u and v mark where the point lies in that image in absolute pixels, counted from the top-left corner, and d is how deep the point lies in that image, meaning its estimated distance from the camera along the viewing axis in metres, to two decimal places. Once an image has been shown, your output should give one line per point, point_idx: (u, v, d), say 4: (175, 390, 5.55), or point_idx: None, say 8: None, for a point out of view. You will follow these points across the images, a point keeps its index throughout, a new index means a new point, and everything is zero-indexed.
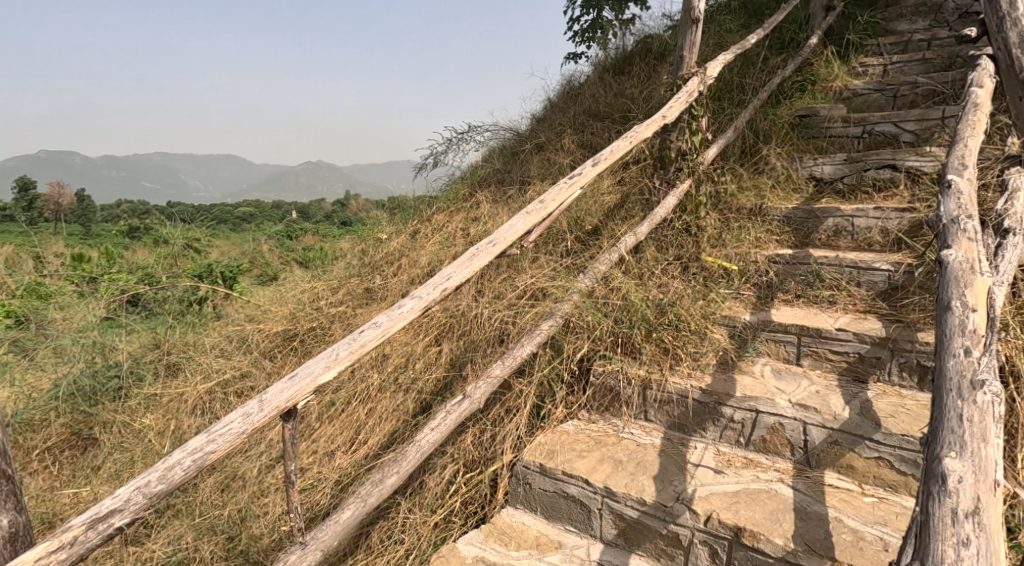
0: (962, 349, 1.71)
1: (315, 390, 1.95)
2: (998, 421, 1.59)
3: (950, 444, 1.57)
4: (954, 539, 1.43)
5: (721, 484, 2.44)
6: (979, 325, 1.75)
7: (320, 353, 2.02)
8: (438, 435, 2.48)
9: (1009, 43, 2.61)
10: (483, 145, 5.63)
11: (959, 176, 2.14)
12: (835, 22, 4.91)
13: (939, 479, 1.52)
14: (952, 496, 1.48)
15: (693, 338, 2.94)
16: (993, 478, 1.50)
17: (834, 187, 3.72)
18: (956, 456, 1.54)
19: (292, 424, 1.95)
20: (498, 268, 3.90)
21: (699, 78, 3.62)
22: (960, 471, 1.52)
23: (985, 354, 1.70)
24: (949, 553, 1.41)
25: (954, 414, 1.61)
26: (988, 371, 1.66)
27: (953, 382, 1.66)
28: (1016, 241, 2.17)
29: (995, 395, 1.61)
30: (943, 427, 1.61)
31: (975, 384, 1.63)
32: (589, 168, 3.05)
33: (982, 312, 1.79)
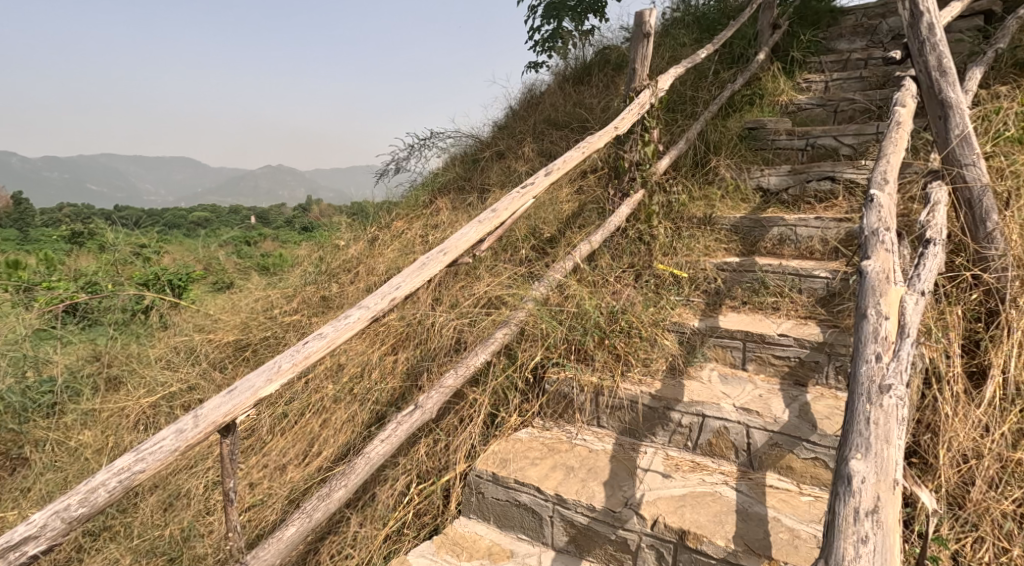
0: (873, 355, 1.81)
1: (256, 403, 1.93)
2: (901, 423, 1.68)
3: (857, 446, 1.65)
4: (855, 536, 1.51)
5: (669, 488, 2.50)
6: (890, 333, 1.85)
7: (261, 366, 1.99)
8: (388, 447, 2.46)
9: (929, 66, 2.75)
10: (444, 152, 5.64)
11: (881, 190, 2.25)
12: (780, 39, 5.12)
13: (846, 479, 1.60)
14: (855, 495, 1.57)
15: (644, 344, 3.01)
16: (892, 478, 1.59)
17: (779, 198, 3.86)
18: (862, 458, 1.62)
19: (230, 439, 1.92)
20: (454, 277, 3.92)
21: (651, 91, 3.72)
22: (864, 472, 1.60)
23: (894, 360, 1.79)
24: (850, 550, 1.50)
25: (862, 418, 1.70)
26: (896, 377, 1.76)
27: (864, 387, 1.75)
28: (936, 250, 2.30)
29: (900, 400, 1.71)
30: (853, 429, 1.69)
31: (883, 388, 1.72)
32: (541, 177, 3.09)
33: (894, 320, 1.89)
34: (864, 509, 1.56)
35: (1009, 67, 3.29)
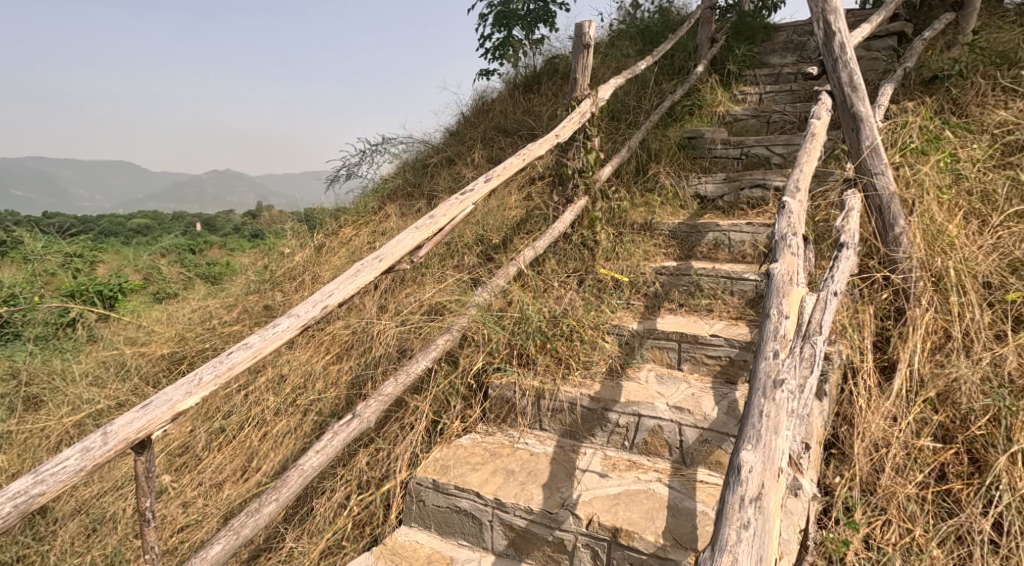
0: (772, 352, 1.90)
1: (173, 418, 1.88)
2: (790, 416, 1.78)
3: (749, 438, 1.73)
4: (739, 523, 1.58)
5: (605, 488, 2.55)
6: (789, 331, 1.96)
7: (180, 379, 1.94)
8: (324, 458, 2.40)
9: (841, 83, 2.87)
10: (397, 157, 5.60)
11: (792, 197, 2.36)
12: (718, 53, 5.32)
13: (735, 469, 1.67)
14: (743, 484, 1.64)
15: (584, 347, 3.07)
16: (777, 467, 1.68)
17: (715, 204, 4.00)
18: (751, 449, 1.70)
19: (145, 457, 1.87)
20: (400, 284, 3.90)
21: (591, 100, 3.78)
22: (752, 462, 1.68)
23: (789, 356, 1.90)
24: (733, 535, 1.57)
25: (756, 411, 1.78)
26: (789, 373, 1.86)
27: (760, 382, 1.83)
28: (848, 253, 2.44)
29: (790, 394, 1.80)
30: (746, 422, 1.77)
31: (777, 383, 1.81)
32: (481, 184, 3.07)
33: (793, 320, 2.01)
34: (750, 496, 1.63)
35: (917, 84, 3.49)
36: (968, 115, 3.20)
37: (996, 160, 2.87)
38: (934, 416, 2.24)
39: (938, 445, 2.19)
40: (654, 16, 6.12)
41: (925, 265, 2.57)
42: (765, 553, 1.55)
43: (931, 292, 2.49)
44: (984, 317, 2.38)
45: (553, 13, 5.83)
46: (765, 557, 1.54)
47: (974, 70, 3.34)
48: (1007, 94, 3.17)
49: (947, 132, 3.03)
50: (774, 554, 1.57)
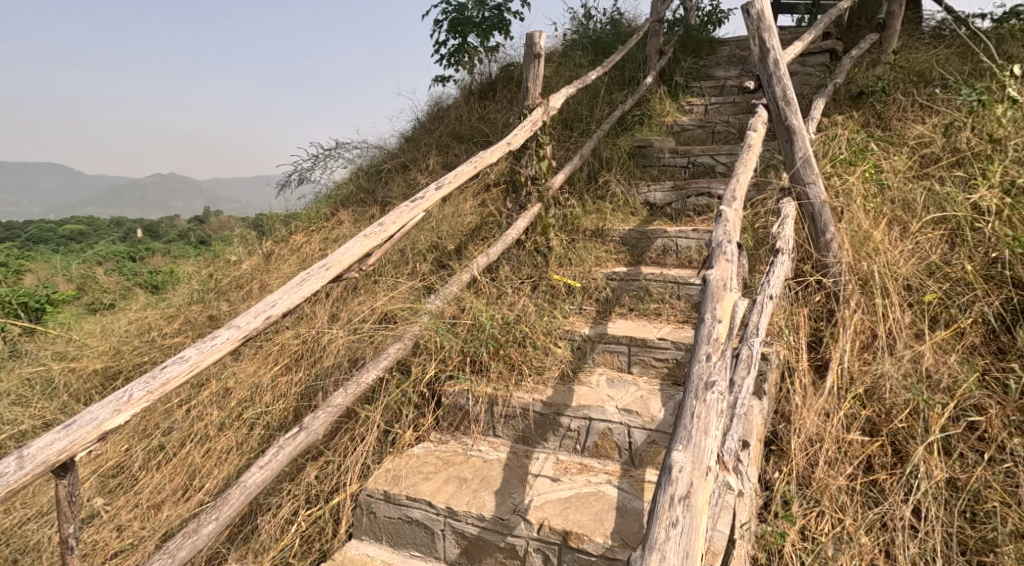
0: (704, 355, 1.96)
1: (100, 437, 1.80)
2: (720, 416, 1.83)
3: (680, 439, 1.77)
4: (667, 520, 1.60)
5: (556, 492, 2.56)
6: (721, 335, 2.02)
7: (107, 397, 1.87)
8: (267, 473, 2.35)
9: (776, 97, 2.94)
10: (351, 162, 5.51)
11: (729, 206, 2.45)
12: (666, 65, 5.46)
13: (666, 469, 1.70)
14: (673, 483, 1.67)
15: (537, 353, 3.10)
16: (706, 465, 1.71)
17: (664, 211, 4.08)
18: (682, 449, 1.74)
19: (68, 480, 1.78)
20: (353, 294, 3.86)
21: (542, 109, 3.74)
22: (683, 461, 1.72)
23: (720, 359, 1.96)
24: (662, 533, 1.59)
25: (688, 412, 1.83)
26: (719, 374, 1.92)
27: (693, 384, 1.89)
28: (784, 258, 2.53)
29: (720, 395, 1.86)
30: (678, 423, 1.81)
31: (708, 385, 1.87)
32: (432, 191, 3.04)
33: (727, 324, 2.07)
34: (679, 495, 1.66)
35: (846, 99, 3.67)
36: (890, 128, 3.36)
37: (914, 170, 3.02)
38: (862, 411, 2.35)
39: (866, 439, 2.29)
40: (607, 27, 6.23)
41: (853, 268, 2.69)
42: (691, 549, 1.57)
43: (858, 294, 2.61)
44: (905, 317, 2.50)
45: (508, 21, 5.87)
46: (691, 553, 1.56)
47: (896, 87, 3.53)
48: (926, 109, 3.35)
49: (871, 145, 3.19)
50: (700, 551, 1.59)
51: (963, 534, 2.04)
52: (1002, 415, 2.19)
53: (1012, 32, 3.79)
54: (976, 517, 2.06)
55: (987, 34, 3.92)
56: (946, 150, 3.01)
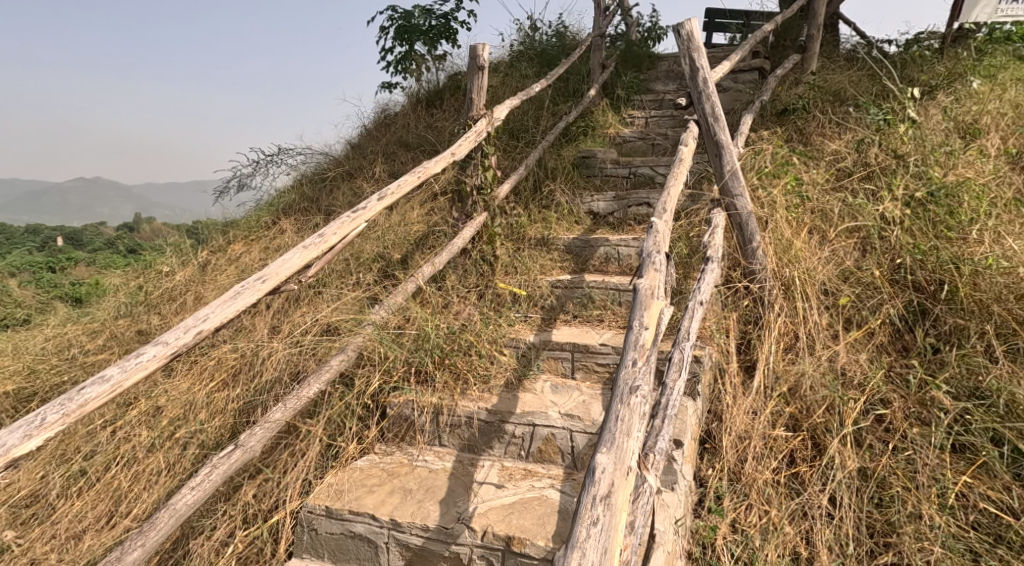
0: (630, 360, 2.05)
1: (9, 464, 1.75)
2: (642, 418, 1.90)
3: (604, 442, 1.83)
4: (588, 519, 1.66)
5: (500, 498, 2.60)
6: (647, 341, 2.11)
7: (17, 422, 1.80)
8: (198, 495, 2.31)
9: (706, 113, 3.08)
10: (294, 169, 5.42)
11: (660, 218, 2.57)
12: (609, 78, 5.62)
13: (590, 470, 1.76)
14: (595, 484, 1.73)
15: (483, 361, 3.15)
16: (627, 465, 1.78)
17: (607, 220, 4.20)
18: (606, 450, 1.80)
19: None
20: (296, 306, 3.82)
21: (486, 120, 3.69)
22: (605, 463, 1.77)
23: (645, 363, 2.05)
24: (582, 531, 1.64)
25: (613, 415, 1.90)
26: (643, 379, 2.01)
27: (618, 388, 1.96)
28: (713, 266, 2.66)
29: (644, 398, 1.93)
30: (603, 426, 1.88)
31: (632, 388, 1.95)
32: (374, 202, 2.99)
33: (653, 331, 2.16)
34: (601, 495, 1.72)
35: (773, 115, 3.87)
36: (811, 142, 3.58)
37: (831, 182, 3.23)
38: (786, 408, 2.49)
39: (789, 434, 2.44)
40: (552, 39, 6.35)
41: (776, 275, 2.86)
42: (610, 546, 1.63)
43: (781, 299, 2.77)
44: (823, 320, 2.68)
45: (454, 30, 5.92)
46: (610, 549, 1.62)
47: (815, 105, 3.76)
48: (841, 126, 3.58)
49: (794, 158, 3.39)
50: (619, 547, 1.66)
51: (872, 518, 2.20)
52: (905, 407, 2.37)
53: (916, 57, 4.09)
54: (882, 502, 2.22)
55: (895, 58, 4.20)
56: (859, 165, 3.24)
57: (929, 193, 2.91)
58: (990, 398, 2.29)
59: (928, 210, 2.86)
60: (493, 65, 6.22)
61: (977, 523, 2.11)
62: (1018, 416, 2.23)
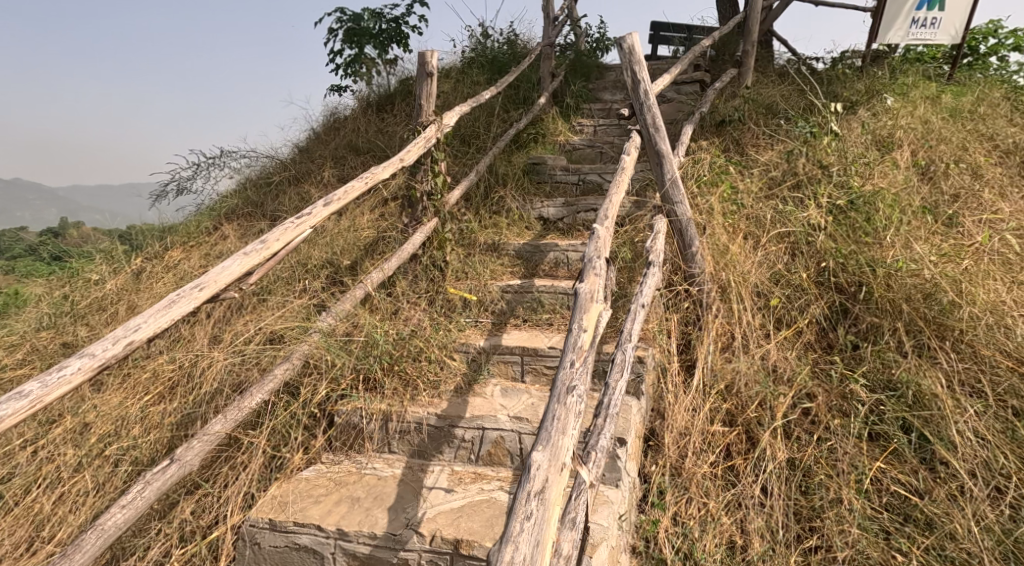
0: (568, 361, 2.13)
1: None
2: (578, 417, 1.98)
3: (541, 441, 1.90)
4: (523, 514, 1.72)
5: (449, 502, 2.61)
6: (585, 343, 2.19)
7: None
8: (129, 513, 2.26)
9: (648, 124, 3.18)
10: (238, 173, 5.33)
11: (601, 224, 2.66)
12: (559, 87, 5.73)
13: (526, 467, 1.82)
14: (531, 480, 1.79)
15: (433, 366, 3.18)
16: (562, 462, 1.85)
17: (557, 225, 4.29)
18: (542, 448, 1.87)
19: None
20: (238, 315, 3.76)
21: (436, 125, 3.71)
22: (541, 460, 1.84)
23: (583, 365, 2.13)
24: (516, 526, 1.69)
25: (549, 415, 1.98)
26: (580, 379, 2.09)
27: (556, 389, 2.04)
28: (654, 270, 2.77)
29: (581, 398, 2.02)
30: (540, 425, 1.95)
31: (569, 389, 2.03)
32: (320, 208, 2.88)
33: (591, 333, 2.25)
34: (536, 490, 1.78)
35: (712, 126, 4.04)
36: (747, 152, 3.77)
37: (765, 190, 3.40)
38: (723, 404, 2.62)
39: (727, 429, 2.56)
40: (503, 46, 6.43)
41: (714, 278, 2.99)
42: (542, 538, 1.70)
43: (719, 301, 2.91)
44: (756, 320, 2.82)
45: (405, 34, 5.93)
46: (542, 541, 1.68)
47: (750, 117, 3.96)
48: (773, 138, 3.79)
49: (730, 167, 3.56)
50: (551, 540, 1.72)
51: (799, 504, 2.34)
52: (829, 401, 2.53)
53: (840, 74, 4.36)
54: (807, 489, 2.36)
55: (822, 74, 4.46)
56: (790, 174, 3.43)
57: (850, 202, 3.13)
58: (900, 390, 2.49)
59: (849, 217, 3.07)
60: (444, 71, 6.26)
61: (889, 505, 2.28)
62: (924, 406, 2.43)
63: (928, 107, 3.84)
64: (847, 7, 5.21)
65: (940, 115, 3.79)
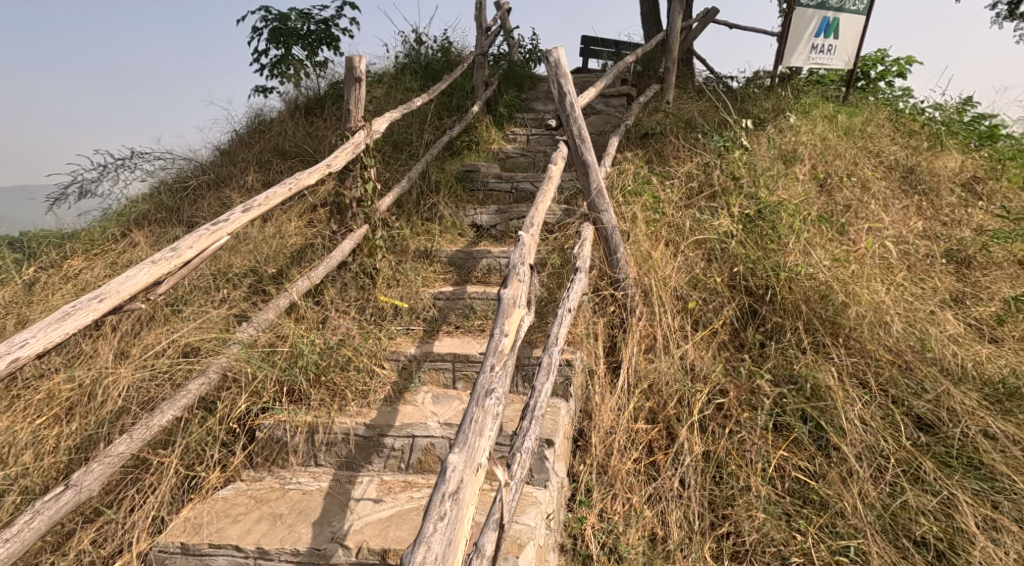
0: (488, 366, 2.19)
1: None
2: (495, 419, 2.05)
3: (457, 443, 1.95)
4: (436, 515, 1.76)
5: (377, 512, 2.59)
6: (505, 347, 2.27)
7: None
8: (17, 545, 2.11)
9: (574, 135, 3.28)
10: (152, 176, 5.12)
11: (526, 232, 2.75)
12: (492, 95, 5.82)
13: (442, 469, 1.87)
14: (446, 481, 1.84)
15: (361, 375, 3.17)
16: (477, 462, 1.91)
17: (489, 232, 4.36)
18: (457, 450, 1.92)
19: None
20: (148, 328, 3.51)
21: (365, 132, 3.69)
22: (456, 461, 1.90)
23: (502, 369, 2.20)
24: (430, 526, 1.74)
25: (467, 417, 2.03)
26: (499, 383, 2.16)
27: (475, 392, 2.09)
28: (580, 276, 2.86)
29: (499, 400, 2.08)
30: (458, 428, 2.00)
31: (487, 392, 2.09)
32: (239, 215, 2.71)
33: (512, 338, 2.32)
34: (450, 491, 1.83)
35: (636, 138, 4.21)
36: (667, 164, 3.96)
37: (684, 200, 3.60)
38: (645, 403, 2.76)
39: (648, 426, 2.70)
40: (437, 54, 6.47)
41: (637, 282, 3.12)
42: (456, 538, 1.74)
43: (642, 304, 3.05)
44: (675, 322, 2.98)
45: (336, 37, 5.89)
46: (455, 540, 1.73)
47: (670, 131, 4.17)
48: (692, 150, 4.00)
49: (653, 178, 3.74)
50: (465, 538, 1.77)
51: (712, 493, 2.49)
52: (739, 395, 2.71)
53: (750, 92, 4.65)
54: (720, 479, 2.52)
55: (736, 92, 4.75)
56: (707, 185, 3.64)
57: (757, 212, 3.37)
58: (800, 383, 2.69)
59: (758, 225, 3.29)
60: (376, 76, 6.24)
61: (791, 490, 2.47)
62: (820, 397, 2.63)
63: (826, 126, 4.17)
64: (758, 30, 5.58)
65: (836, 133, 4.12)
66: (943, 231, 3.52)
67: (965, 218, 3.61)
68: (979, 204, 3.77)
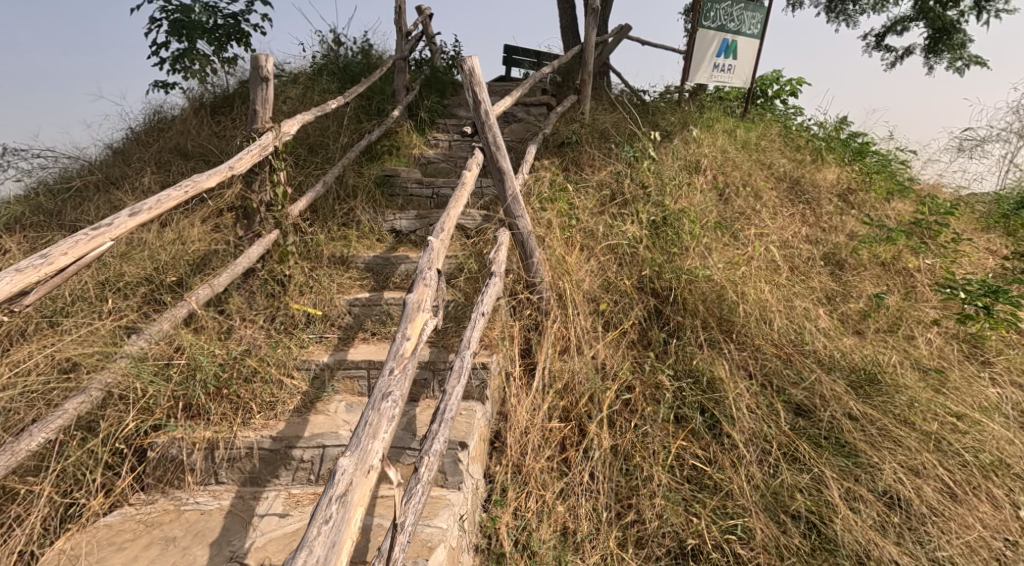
0: (387, 370, 2.20)
1: None
2: (390, 422, 2.06)
3: (348, 447, 1.95)
4: (321, 518, 1.76)
5: (282, 527, 2.52)
6: (406, 350, 2.29)
7: None
8: None
9: (486, 142, 3.32)
10: (30, 176, 4.75)
11: (436, 237, 2.77)
12: (413, 100, 5.80)
13: (332, 473, 1.87)
14: (335, 484, 1.84)
15: (269, 387, 3.07)
16: (368, 465, 1.92)
17: (409, 237, 4.35)
18: (348, 454, 1.92)
19: None
20: (20, 343, 3.24)
21: (274, 134, 3.51)
22: (347, 464, 1.90)
23: (401, 372, 2.22)
24: (313, 529, 1.74)
25: (362, 420, 2.04)
26: (397, 386, 2.17)
27: (372, 395, 2.10)
28: (492, 279, 2.90)
29: (394, 404, 2.10)
30: (353, 432, 2.01)
31: (385, 395, 2.10)
32: (124, 218, 2.55)
33: (414, 341, 2.35)
34: (338, 493, 1.83)
35: (553, 147, 4.32)
36: (583, 172, 4.09)
37: (597, 207, 3.74)
38: (559, 403, 2.83)
39: (562, 425, 2.78)
40: (357, 56, 6.40)
41: (552, 286, 3.20)
42: (340, 538, 1.75)
43: (556, 306, 3.13)
44: (588, 324, 3.08)
45: (246, 33, 5.71)
46: (339, 541, 1.73)
47: (584, 141, 4.33)
48: (605, 159, 4.15)
49: (567, 186, 3.85)
50: (351, 540, 1.78)
51: (619, 485, 2.61)
52: (644, 391, 2.85)
53: (660, 108, 4.89)
54: (628, 471, 2.64)
55: (647, 106, 4.98)
56: (620, 195, 3.79)
57: (662, 218, 3.57)
58: (698, 376, 2.86)
59: (663, 231, 3.49)
60: (292, 76, 6.08)
61: (690, 477, 2.62)
62: (715, 389, 2.81)
63: (726, 139, 4.44)
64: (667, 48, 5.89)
65: (735, 146, 4.40)
66: (822, 237, 3.84)
67: (840, 225, 3.95)
68: (852, 212, 4.12)
